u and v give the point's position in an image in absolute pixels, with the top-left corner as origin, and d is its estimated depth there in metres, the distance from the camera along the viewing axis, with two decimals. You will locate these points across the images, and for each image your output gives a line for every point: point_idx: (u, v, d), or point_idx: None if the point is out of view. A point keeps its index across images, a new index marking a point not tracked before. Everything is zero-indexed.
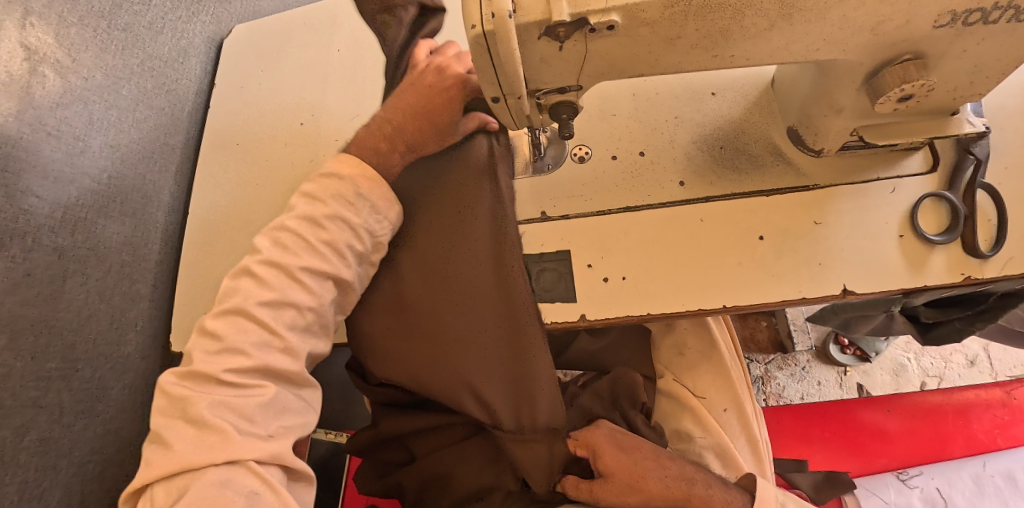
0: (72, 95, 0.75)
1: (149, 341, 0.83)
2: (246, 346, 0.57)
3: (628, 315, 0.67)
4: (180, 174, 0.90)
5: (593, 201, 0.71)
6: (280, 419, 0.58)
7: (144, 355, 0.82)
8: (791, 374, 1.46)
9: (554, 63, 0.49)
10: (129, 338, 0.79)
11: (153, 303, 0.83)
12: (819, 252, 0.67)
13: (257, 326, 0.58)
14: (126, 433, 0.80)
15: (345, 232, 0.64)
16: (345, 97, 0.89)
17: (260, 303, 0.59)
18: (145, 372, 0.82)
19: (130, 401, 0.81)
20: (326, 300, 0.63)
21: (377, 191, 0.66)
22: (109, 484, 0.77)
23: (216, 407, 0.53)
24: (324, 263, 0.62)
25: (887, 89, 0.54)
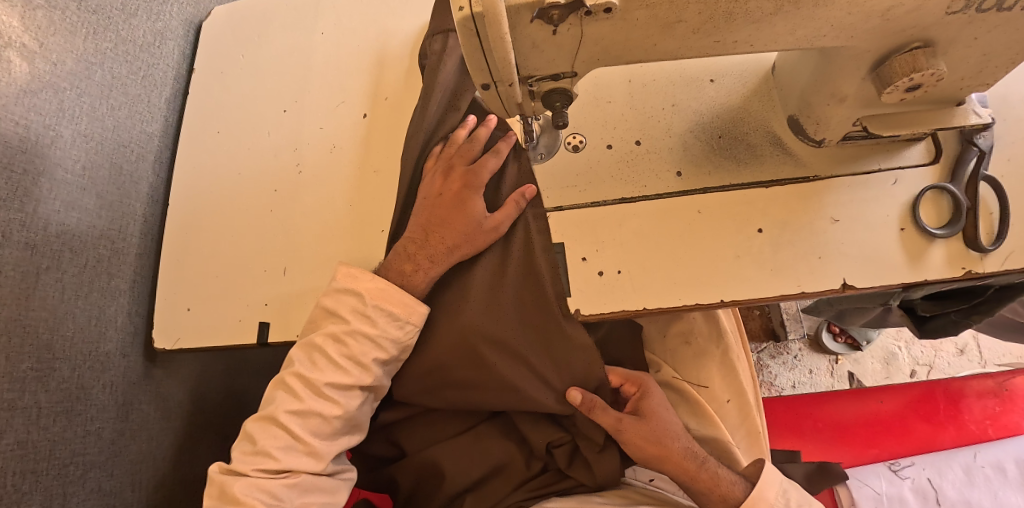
0: (41, 83, 0.71)
1: (129, 337, 0.79)
2: (273, 449, 0.66)
3: (622, 310, 0.65)
4: (158, 163, 0.87)
5: (588, 192, 0.69)
6: (308, 497, 0.67)
7: (125, 354, 0.78)
8: (783, 363, 1.46)
9: (546, 48, 0.46)
10: (108, 335, 0.76)
11: (133, 299, 0.81)
12: (819, 246, 0.66)
13: (287, 433, 0.67)
14: (110, 434, 0.75)
15: (367, 345, 0.68)
16: (329, 82, 0.85)
17: (288, 412, 0.67)
18: (127, 371, 0.79)
19: (114, 402, 0.76)
20: (352, 407, 0.69)
21: (393, 299, 0.68)
22: (97, 490, 0.72)
23: (251, 486, 0.63)
24: (347, 377, 0.68)
25: (895, 78, 0.51)
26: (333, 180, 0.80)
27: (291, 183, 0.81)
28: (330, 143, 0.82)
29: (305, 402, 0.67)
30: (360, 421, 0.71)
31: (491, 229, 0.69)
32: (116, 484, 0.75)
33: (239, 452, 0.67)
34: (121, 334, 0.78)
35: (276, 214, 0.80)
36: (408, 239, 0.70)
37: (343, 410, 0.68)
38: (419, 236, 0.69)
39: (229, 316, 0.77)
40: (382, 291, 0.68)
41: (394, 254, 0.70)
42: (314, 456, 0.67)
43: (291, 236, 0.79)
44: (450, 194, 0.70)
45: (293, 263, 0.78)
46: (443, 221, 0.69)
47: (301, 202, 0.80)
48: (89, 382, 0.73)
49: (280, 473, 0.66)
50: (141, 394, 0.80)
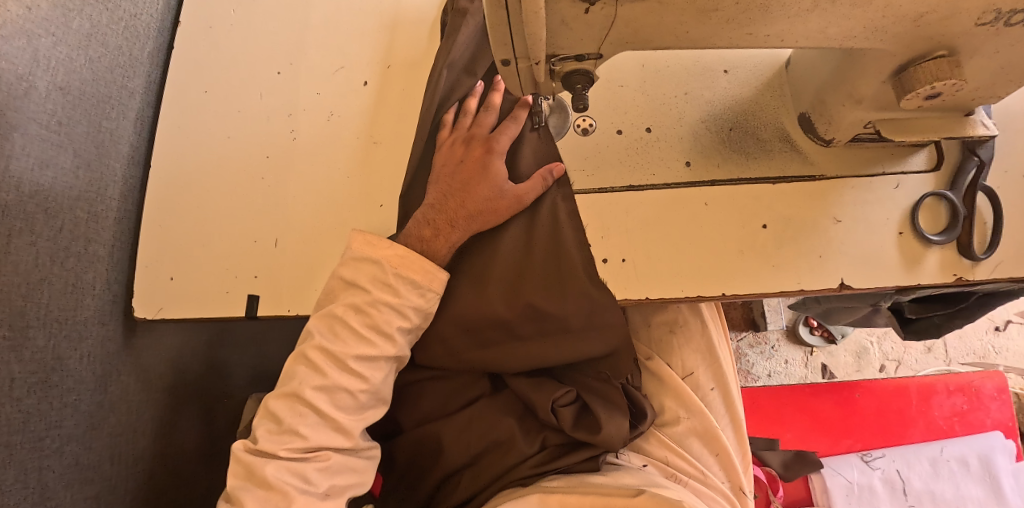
0: (14, 28, 0.66)
1: (106, 305, 0.76)
2: (302, 428, 0.63)
3: (626, 299, 0.65)
4: (139, 122, 0.83)
5: (596, 177, 0.68)
6: (337, 478, 0.65)
7: (102, 322, 0.76)
8: (760, 352, 1.49)
9: (575, 27, 0.44)
10: (85, 302, 0.73)
11: (111, 265, 0.77)
12: (821, 244, 0.66)
13: (314, 411, 0.64)
14: (87, 406, 0.73)
15: (390, 314, 0.65)
16: (327, 46, 0.82)
17: (314, 387, 0.64)
18: (105, 341, 0.76)
19: (91, 372, 0.74)
20: (377, 381, 0.66)
21: (413, 266, 0.65)
22: (74, 464, 0.70)
23: (280, 469, 0.61)
24: (371, 348, 0.65)
25: (916, 85, 0.51)
26: (329, 151, 0.78)
27: (285, 151, 0.79)
28: (327, 112, 0.79)
29: (330, 377, 0.65)
30: (384, 394, 0.68)
31: (514, 197, 0.65)
32: (95, 458, 0.73)
33: (263, 432, 0.64)
34: (98, 302, 0.75)
35: (268, 183, 0.78)
36: (427, 205, 0.67)
37: (369, 385, 0.66)
38: (440, 201, 0.67)
39: (217, 287, 0.75)
40: (402, 258, 0.65)
41: (414, 221, 0.67)
42: (343, 434, 0.65)
43: (285, 206, 0.77)
44: (473, 161, 0.67)
45: (287, 234, 0.76)
46: (465, 186, 0.66)
47: (296, 171, 0.78)
48: (65, 353, 0.70)
49: (309, 454, 0.63)
50: (119, 365, 0.78)
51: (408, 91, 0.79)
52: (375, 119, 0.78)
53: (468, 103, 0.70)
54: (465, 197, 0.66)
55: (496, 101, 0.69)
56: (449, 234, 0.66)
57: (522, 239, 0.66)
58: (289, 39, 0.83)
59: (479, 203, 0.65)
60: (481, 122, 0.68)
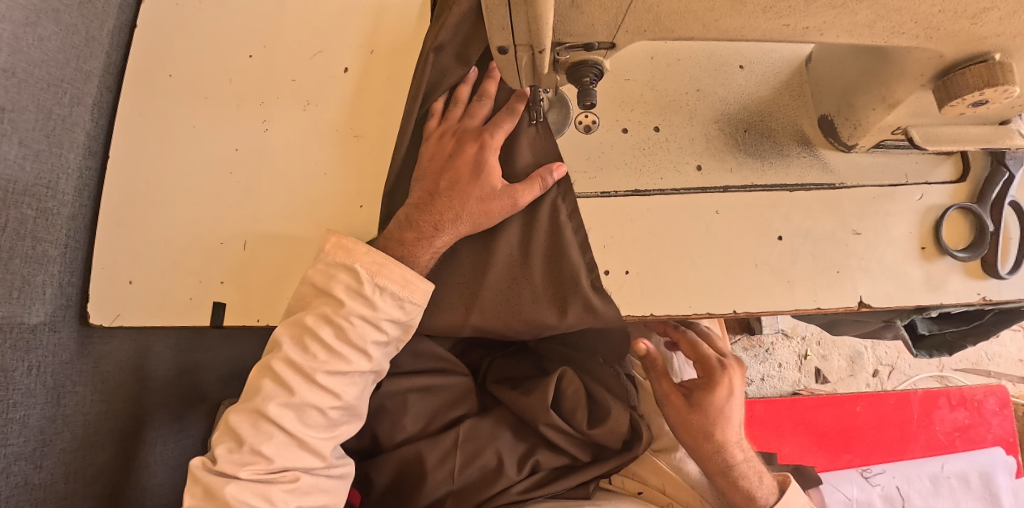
0: None
1: (58, 311, 0.69)
2: (266, 448, 0.56)
3: (628, 316, 0.60)
4: (98, 108, 0.75)
5: (598, 180, 0.62)
6: (306, 500, 0.58)
7: (54, 328, 0.69)
8: (754, 356, 1.43)
9: (587, 10, 0.38)
10: (33, 308, 0.66)
11: (64, 267, 0.70)
12: (839, 259, 0.61)
13: (279, 429, 0.57)
14: (38, 421, 0.66)
15: (365, 327, 0.58)
16: (304, 28, 0.75)
17: (279, 404, 0.57)
18: (59, 349, 0.69)
19: (42, 384, 0.67)
20: (351, 397, 0.60)
21: (392, 274, 0.58)
22: (22, 484, 0.64)
23: (241, 494, 0.54)
24: (344, 363, 0.58)
25: (963, 91, 0.45)
26: (306, 146, 0.71)
27: (257, 145, 0.72)
28: (304, 102, 0.72)
29: (298, 394, 0.57)
30: (359, 409, 0.62)
31: (510, 198, 0.58)
32: (49, 477, 0.67)
33: (221, 450, 0.57)
34: (49, 307, 0.68)
35: (240, 180, 0.71)
36: (411, 206, 0.60)
37: (341, 401, 0.59)
38: (425, 202, 0.60)
39: (180, 293, 0.70)
40: (380, 265, 0.58)
41: (395, 222, 0.60)
42: (313, 452, 0.59)
43: (256, 206, 0.71)
44: (463, 158, 0.60)
45: (256, 238, 0.70)
46: (453, 184, 0.59)
47: (269, 167, 0.71)
48: (9, 365, 0.63)
49: (275, 476, 0.57)
50: (73, 375, 0.71)
51: (393, 78, 0.72)
52: (357, 112, 0.71)
53: (458, 92, 0.63)
54: (454, 196, 0.59)
55: (491, 89, 0.62)
56: (433, 238, 0.59)
57: (517, 245, 0.60)
58: (263, 19, 0.76)
59: (470, 207, 0.58)
60: (473, 116, 0.62)
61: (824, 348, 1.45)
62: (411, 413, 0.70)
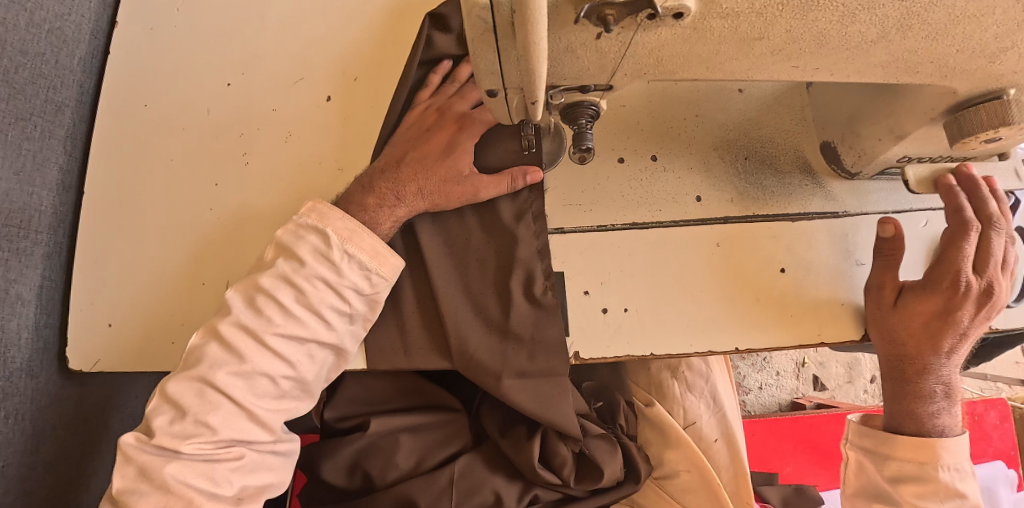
0: None
1: (37, 355, 0.66)
2: (210, 420, 0.52)
3: (626, 356, 0.57)
4: (71, 139, 0.72)
5: (593, 213, 0.59)
6: (251, 478, 0.55)
7: (32, 374, 0.65)
8: (752, 364, 1.40)
9: (584, 55, 0.36)
10: (10, 355, 0.63)
11: (41, 309, 0.67)
12: (846, 291, 0.59)
13: (227, 399, 0.53)
14: (16, 470, 0.64)
15: (326, 294, 0.54)
16: (284, 53, 0.72)
17: (228, 373, 0.53)
18: (37, 395, 0.66)
19: (18, 433, 0.64)
20: (306, 368, 0.56)
21: (363, 243, 0.55)
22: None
23: (182, 472, 0.51)
24: (302, 330, 0.54)
25: (975, 129, 0.44)
26: (290, 177, 0.69)
27: (238, 177, 0.69)
28: (286, 130, 0.70)
29: (249, 362, 0.53)
30: (313, 386, 0.58)
31: (473, 187, 0.56)
32: None
33: (158, 423, 0.52)
34: (27, 352, 0.65)
35: (221, 213, 0.69)
36: (376, 167, 0.57)
37: (295, 371, 0.55)
38: (391, 168, 0.57)
39: (161, 333, 0.67)
40: (352, 232, 0.55)
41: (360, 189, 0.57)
42: (261, 425, 0.55)
43: (238, 240, 0.68)
44: (438, 136, 0.57)
45: (239, 276, 0.67)
46: (422, 159, 0.57)
47: (251, 200, 0.69)
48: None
49: (219, 451, 0.53)
50: (53, 420, 0.69)
51: (378, 104, 0.69)
52: (342, 139, 0.69)
53: (457, 72, 0.59)
54: (419, 169, 0.57)
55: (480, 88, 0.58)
56: (394, 207, 0.56)
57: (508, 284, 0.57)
58: (243, 44, 0.73)
59: (433, 186, 0.56)
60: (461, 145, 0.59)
61: (821, 355, 1.43)
62: (402, 451, 0.67)
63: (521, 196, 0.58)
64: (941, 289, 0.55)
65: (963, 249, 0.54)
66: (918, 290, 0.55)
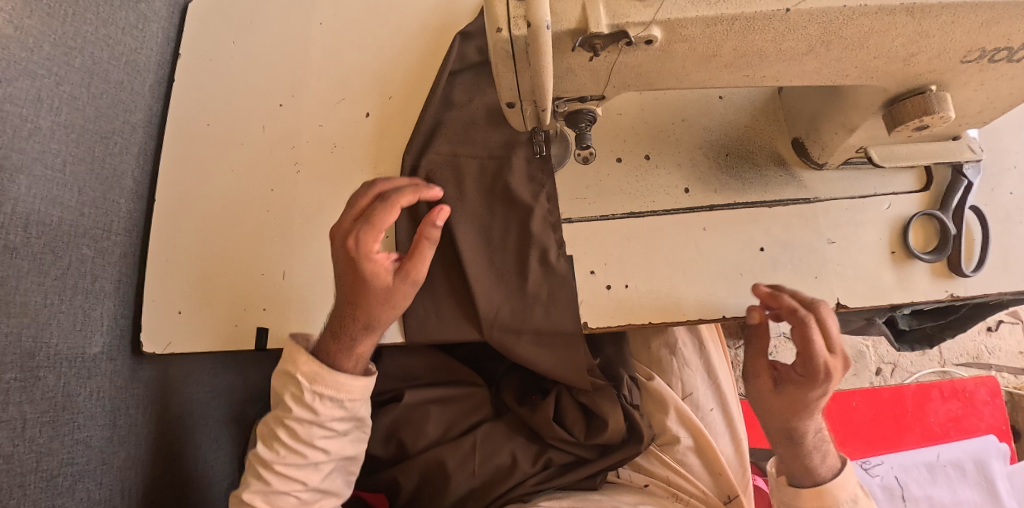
0: (17, 69, 0.67)
1: (114, 340, 0.78)
2: (296, 447, 0.66)
3: (629, 325, 0.66)
4: (142, 156, 0.84)
5: (596, 205, 0.70)
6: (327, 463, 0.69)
7: (110, 357, 0.77)
8: (759, 359, 1.46)
9: (580, 73, 0.47)
10: (94, 338, 0.75)
11: (118, 300, 0.79)
12: (816, 266, 0.68)
13: (300, 428, 0.66)
14: (98, 442, 0.74)
15: (360, 324, 0.65)
16: (328, 78, 0.84)
17: (299, 420, 0.66)
18: (114, 375, 0.77)
19: (101, 407, 0.75)
20: (357, 389, 0.67)
21: (371, 291, 0.63)
22: (87, 500, 0.72)
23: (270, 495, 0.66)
24: (351, 355, 0.66)
25: (905, 118, 0.53)
26: (334, 183, 0.80)
27: (290, 186, 0.81)
28: (330, 144, 0.81)
29: (312, 408, 0.65)
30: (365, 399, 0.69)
31: (385, 311, 0.64)
32: (105, 494, 0.75)
33: (262, 427, 0.68)
34: (106, 337, 0.77)
35: (275, 216, 0.80)
36: (353, 210, 0.63)
37: (348, 392, 0.66)
38: None
39: (225, 320, 0.78)
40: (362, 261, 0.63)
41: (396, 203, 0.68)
42: (327, 436, 0.67)
43: (290, 238, 0.79)
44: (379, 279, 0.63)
45: (292, 269, 0.78)
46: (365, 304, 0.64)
47: (302, 204, 0.80)
48: (76, 389, 0.72)
49: (300, 447, 0.66)
50: (127, 399, 0.79)
51: (408, 121, 0.80)
52: (379, 150, 0.80)
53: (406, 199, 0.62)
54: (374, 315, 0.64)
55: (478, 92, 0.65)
56: (358, 242, 0.62)
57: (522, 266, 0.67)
58: (292, 73, 0.84)
59: (373, 311, 0.64)
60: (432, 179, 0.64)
61: None
62: (432, 421, 0.78)
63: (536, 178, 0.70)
64: (808, 383, 0.64)
65: (812, 341, 0.60)
66: (793, 384, 0.66)
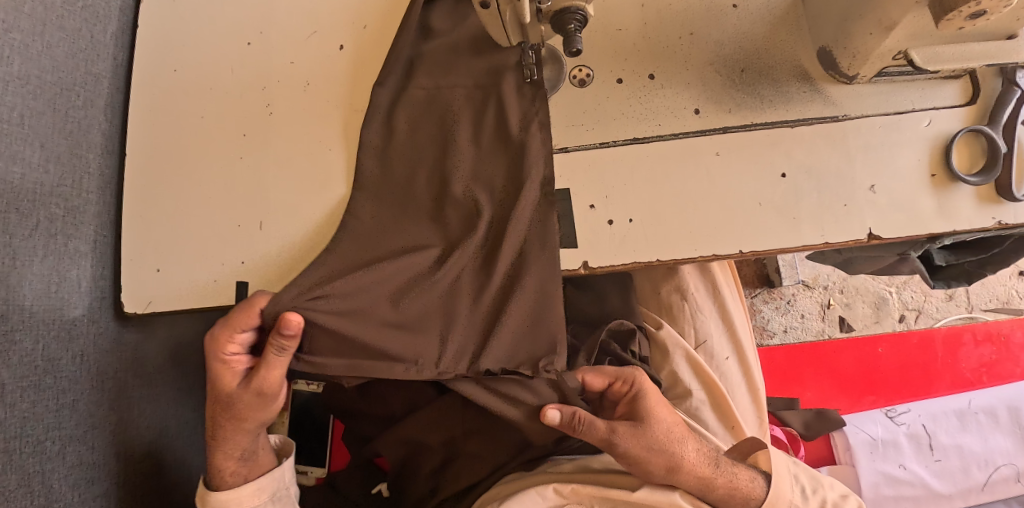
0: None
1: (94, 302, 0.73)
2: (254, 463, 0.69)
3: (633, 263, 0.60)
4: (111, 109, 0.77)
5: (594, 132, 0.63)
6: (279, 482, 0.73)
7: (93, 320, 0.73)
8: (776, 308, 1.39)
9: None
10: (72, 301, 0.70)
11: (97, 262, 0.74)
12: (845, 192, 0.60)
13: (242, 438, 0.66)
14: (85, 406, 0.71)
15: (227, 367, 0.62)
16: (299, 8, 0.76)
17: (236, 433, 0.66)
18: (100, 338, 0.74)
19: (85, 371, 0.71)
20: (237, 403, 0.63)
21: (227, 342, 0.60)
22: (77, 463, 0.69)
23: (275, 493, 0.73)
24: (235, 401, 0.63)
25: (957, 4, 0.45)
26: (310, 123, 0.73)
27: (263, 129, 0.74)
28: (304, 81, 0.74)
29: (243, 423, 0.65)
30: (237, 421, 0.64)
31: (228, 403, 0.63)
32: (97, 456, 0.72)
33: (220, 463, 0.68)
34: (87, 300, 0.72)
35: (250, 164, 0.74)
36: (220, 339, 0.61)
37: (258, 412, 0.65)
38: None
39: (203, 275, 0.73)
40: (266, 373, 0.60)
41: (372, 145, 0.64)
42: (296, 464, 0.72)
43: (266, 186, 0.73)
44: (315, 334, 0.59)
45: (270, 220, 0.73)
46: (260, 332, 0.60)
47: (276, 149, 0.74)
48: (58, 355, 0.68)
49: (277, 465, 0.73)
50: (114, 362, 0.76)
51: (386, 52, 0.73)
52: (357, 85, 0.73)
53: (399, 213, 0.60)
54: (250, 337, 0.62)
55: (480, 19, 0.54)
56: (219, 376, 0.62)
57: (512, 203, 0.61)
58: (260, 5, 0.77)
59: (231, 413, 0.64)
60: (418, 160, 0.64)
61: (847, 296, 1.40)
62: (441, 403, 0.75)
63: (531, 104, 0.63)
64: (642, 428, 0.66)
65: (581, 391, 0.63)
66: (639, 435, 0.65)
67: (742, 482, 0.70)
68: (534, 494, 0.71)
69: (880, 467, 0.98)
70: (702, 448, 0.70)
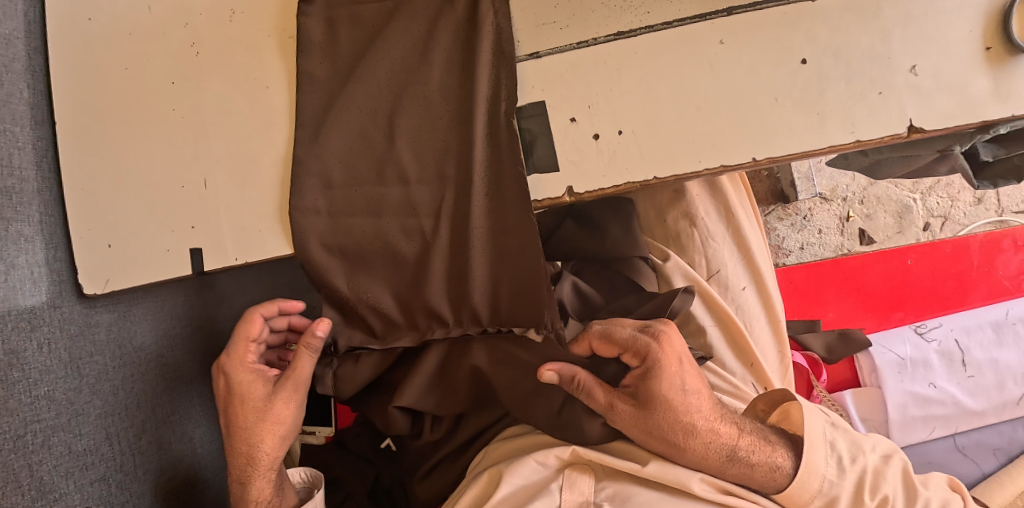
0: None
1: (54, 287, 0.62)
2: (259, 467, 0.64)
3: (626, 184, 0.51)
4: (33, 75, 0.64)
5: (570, 30, 0.52)
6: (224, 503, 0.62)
7: (55, 305, 0.62)
8: (791, 225, 1.28)
9: None
10: (24, 289, 0.59)
11: (47, 244, 0.62)
12: (881, 78, 0.49)
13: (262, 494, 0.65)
14: (63, 395, 0.61)
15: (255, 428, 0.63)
16: None
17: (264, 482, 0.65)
18: (66, 324, 0.62)
19: (56, 360, 0.60)
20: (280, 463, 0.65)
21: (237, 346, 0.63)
22: (64, 453, 0.60)
23: None
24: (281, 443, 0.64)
25: None
26: (243, 55, 0.62)
27: (193, 72, 0.63)
28: (230, 7, 0.63)
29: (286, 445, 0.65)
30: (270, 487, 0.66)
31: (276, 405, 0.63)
32: (89, 443, 0.63)
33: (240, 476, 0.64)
34: (44, 287, 0.61)
35: (184, 115, 0.63)
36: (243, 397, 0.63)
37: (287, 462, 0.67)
38: None
39: (154, 243, 0.63)
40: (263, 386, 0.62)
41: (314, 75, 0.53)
42: None
43: (205, 137, 0.63)
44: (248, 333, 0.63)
45: (215, 177, 0.62)
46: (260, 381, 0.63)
47: (209, 93, 0.63)
48: (16, 347, 0.57)
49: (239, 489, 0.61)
50: (89, 346, 0.64)
51: None
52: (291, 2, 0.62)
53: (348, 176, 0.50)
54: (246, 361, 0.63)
55: None
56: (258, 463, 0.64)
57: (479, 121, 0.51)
58: None
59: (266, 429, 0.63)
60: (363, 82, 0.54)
61: (867, 206, 1.29)
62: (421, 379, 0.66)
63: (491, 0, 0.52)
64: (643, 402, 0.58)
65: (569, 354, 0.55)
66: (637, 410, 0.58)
67: (769, 463, 0.61)
68: (534, 462, 0.63)
69: (908, 387, 0.90)
70: (726, 425, 0.61)
